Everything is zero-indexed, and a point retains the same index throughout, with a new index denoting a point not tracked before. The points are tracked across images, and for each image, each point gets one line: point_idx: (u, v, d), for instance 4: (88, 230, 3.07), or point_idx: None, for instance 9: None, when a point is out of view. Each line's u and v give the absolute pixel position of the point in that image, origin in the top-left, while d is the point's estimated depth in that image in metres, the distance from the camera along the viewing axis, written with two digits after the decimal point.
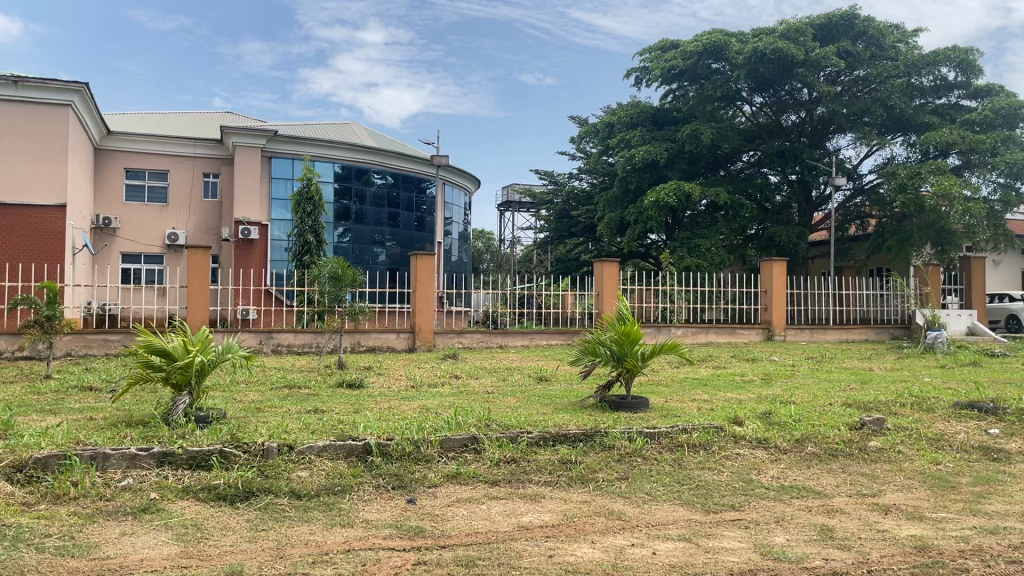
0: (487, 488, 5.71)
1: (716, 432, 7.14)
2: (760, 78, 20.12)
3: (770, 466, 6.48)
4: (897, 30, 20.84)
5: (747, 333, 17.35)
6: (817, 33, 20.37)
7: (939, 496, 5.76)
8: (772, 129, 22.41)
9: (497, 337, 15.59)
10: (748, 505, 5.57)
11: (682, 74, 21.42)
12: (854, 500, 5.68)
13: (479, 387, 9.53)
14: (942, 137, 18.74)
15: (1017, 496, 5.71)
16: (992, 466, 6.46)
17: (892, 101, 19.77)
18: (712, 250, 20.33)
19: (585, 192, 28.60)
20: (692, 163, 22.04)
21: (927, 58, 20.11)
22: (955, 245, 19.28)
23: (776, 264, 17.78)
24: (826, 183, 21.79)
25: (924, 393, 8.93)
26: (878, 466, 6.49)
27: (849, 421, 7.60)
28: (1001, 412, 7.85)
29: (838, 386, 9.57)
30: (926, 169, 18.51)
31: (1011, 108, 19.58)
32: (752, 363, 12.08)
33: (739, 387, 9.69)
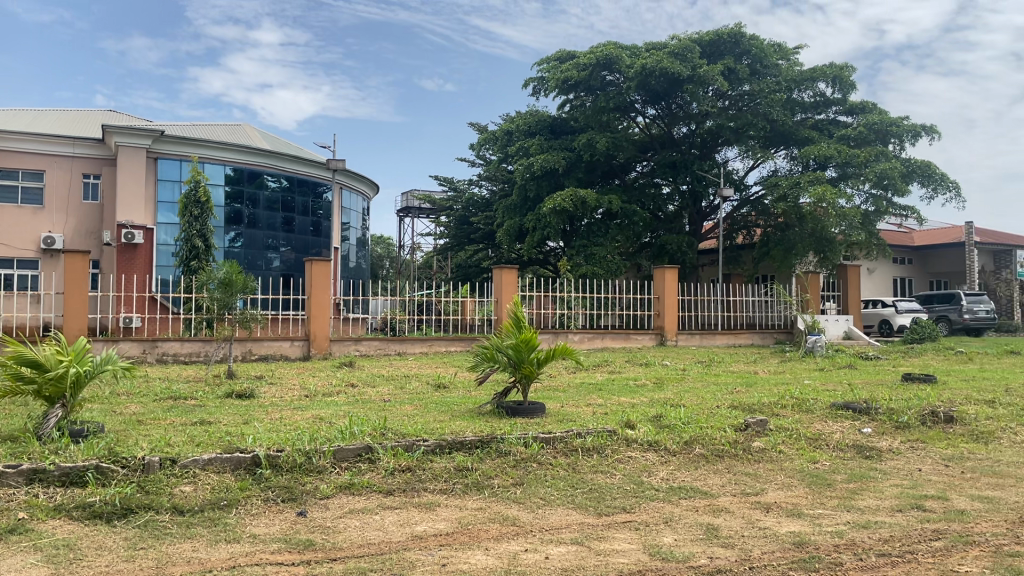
0: (381, 498, 5.63)
1: (609, 436, 7.28)
2: (651, 90, 20.76)
3: (660, 468, 6.65)
4: (779, 48, 21.83)
5: (641, 338, 17.79)
6: (704, 49, 21.03)
7: (817, 493, 6.05)
8: (664, 141, 23.12)
9: (395, 344, 15.43)
10: (639, 506, 5.71)
11: (577, 85, 21.74)
12: (738, 499, 5.90)
13: (375, 395, 9.42)
14: (820, 151, 19.77)
15: (887, 491, 6.06)
16: (865, 463, 6.84)
17: (775, 116, 20.66)
18: (608, 257, 20.76)
19: (485, 199, 28.71)
20: (588, 171, 22.46)
21: (806, 74, 21.28)
22: (836, 253, 20.14)
23: (669, 271, 18.34)
24: (715, 194, 22.62)
25: (804, 394, 9.39)
26: (760, 466, 6.76)
27: (735, 422, 7.89)
28: (873, 412, 8.32)
29: (726, 389, 9.93)
30: (806, 180, 19.39)
31: (882, 125, 20.85)
32: (645, 368, 12.40)
33: (633, 392, 9.92)
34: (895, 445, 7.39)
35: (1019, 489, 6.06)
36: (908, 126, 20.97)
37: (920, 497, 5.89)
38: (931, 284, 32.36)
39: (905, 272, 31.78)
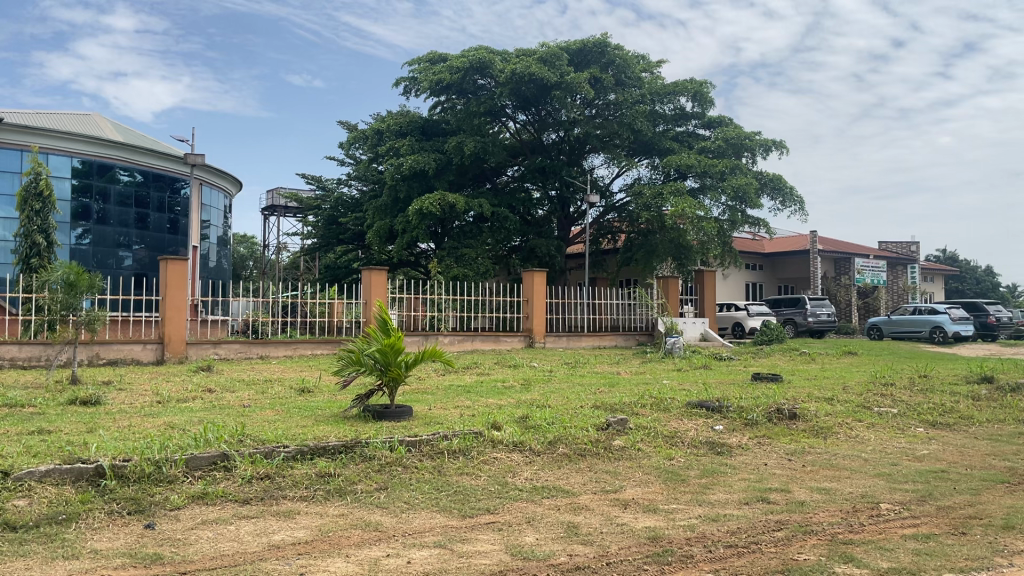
0: (237, 507, 5.43)
1: (475, 438, 7.31)
2: (521, 95, 21.04)
3: (524, 469, 6.74)
4: (642, 60, 22.66)
5: (510, 340, 18.00)
6: (573, 57, 21.54)
7: (672, 489, 6.30)
8: (534, 146, 23.49)
9: (257, 347, 14.93)
10: (502, 507, 5.77)
11: (448, 87, 21.74)
12: (598, 496, 6.08)
13: (235, 400, 9.08)
14: (681, 162, 20.63)
15: (735, 485, 6.40)
16: (716, 459, 7.19)
17: (638, 126, 21.42)
18: (478, 260, 20.85)
19: (354, 199, 28.26)
20: (459, 174, 22.53)
21: (668, 88, 22.15)
22: (692, 259, 21.15)
23: (537, 274, 18.66)
24: (582, 200, 23.19)
25: (662, 393, 9.78)
26: (620, 463, 6.98)
27: (597, 422, 8.10)
28: (725, 410, 8.75)
29: (590, 390, 10.21)
30: (668, 190, 20.17)
31: (737, 139, 22.02)
32: (513, 369, 12.55)
33: (500, 393, 10.02)
34: (743, 441, 7.81)
35: (852, 480, 6.54)
36: (760, 141, 22.26)
37: (766, 490, 6.25)
38: (780, 288, 34.47)
39: (756, 277, 33.71)
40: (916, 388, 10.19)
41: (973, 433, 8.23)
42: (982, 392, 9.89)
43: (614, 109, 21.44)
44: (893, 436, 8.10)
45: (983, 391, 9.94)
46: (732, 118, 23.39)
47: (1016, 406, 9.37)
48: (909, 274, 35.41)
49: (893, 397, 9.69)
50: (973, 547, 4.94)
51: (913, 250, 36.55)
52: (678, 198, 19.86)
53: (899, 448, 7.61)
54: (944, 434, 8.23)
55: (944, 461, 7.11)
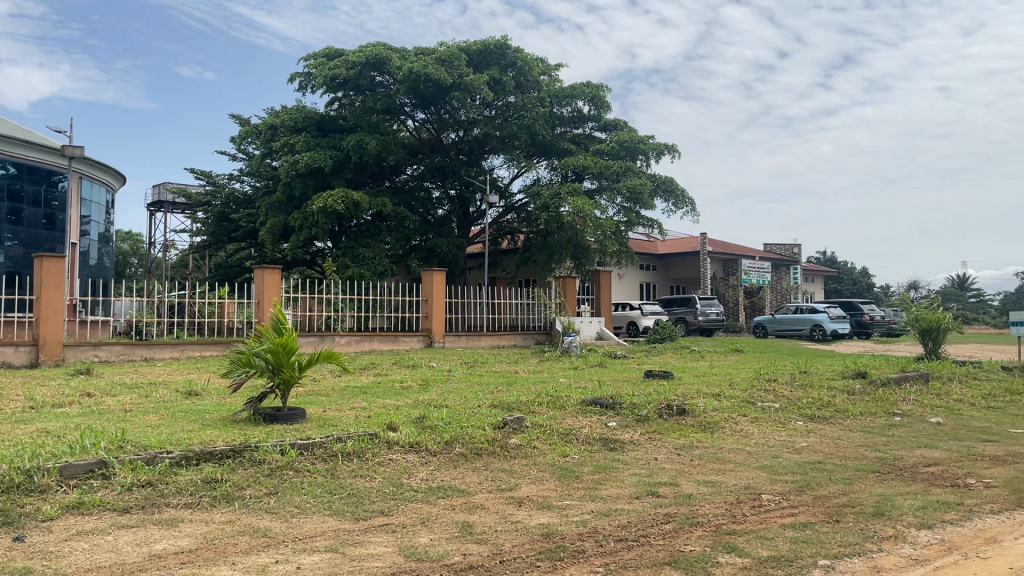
0: (115, 517, 5.18)
1: (370, 439, 7.22)
2: (420, 94, 20.92)
3: (420, 470, 6.70)
4: (541, 63, 22.94)
5: (408, 340, 17.85)
6: (472, 58, 21.58)
7: (566, 485, 6.40)
8: (433, 145, 23.40)
9: (141, 349, 14.30)
10: (396, 508, 5.72)
11: (345, 84, 21.39)
12: (492, 495, 6.10)
13: (114, 405, 8.66)
14: (579, 163, 20.97)
15: (626, 480, 6.56)
16: (609, 455, 7.35)
17: (536, 127, 21.64)
18: (376, 260, 20.57)
19: (246, 196, 27.47)
20: (357, 172, 22.21)
21: (566, 90, 22.48)
22: (590, 259, 21.55)
23: (437, 274, 18.58)
24: (482, 200, 23.25)
25: (558, 391, 9.92)
26: (516, 462, 7.04)
27: (494, 421, 8.11)
28: (618, 407, 8.94)
29: (488, 389, 10.25)
30: (565, 191, 20.45)
31: (632, 142, 22.55)
32: (411, 369, 12.47)
33: (397, 394, 9.91)
34: (635, 437, 8.00)
35: (736, 472, 6.81)
36: (654, 145, 22.89)
37: (656, 485, 6.42)
38: (672, 288, 35.52)
39: (649, 277, 34.63)
40: (796, 384, 10.68)
41: (847, 425, 8.70)
42: (856, 387, 10.47)
43: (513, 111, 21.59)
44: (774, 430, 8.48)
45: (857, 386, 10.52)
46: (628, 122, 23.95)
47: (885, 399, 9.97)
48: (791, 275, 37.15)
49: (775, 393, 10.15)
50: (847, 535, 5.21)
51: (796, 253, 38.35)
52: (576, 199, 20.16)
53: (780, 441, 7.97)
54: (822, 426, 8.68)
55: (821, 452, 7.50)
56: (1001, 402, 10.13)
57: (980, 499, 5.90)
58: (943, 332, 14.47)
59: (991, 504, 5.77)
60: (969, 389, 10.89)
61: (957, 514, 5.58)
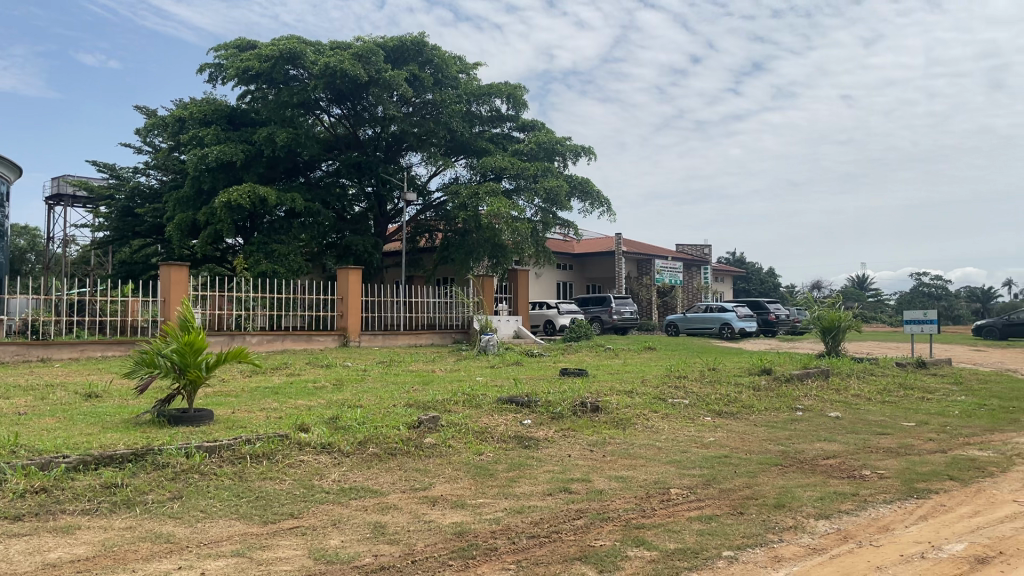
0: (6, 525, 4.93)
1: (281, 441, 7.07)
2: (336, 89, 20.62)
3: (332, 470, 6.61)
4: (459, 61, 22.93)
5: (323, 340, 17.56)
6: (389, 54, 21.38)
7: (480, 483, 6.42)
8: (349, 141, 23.08)
9: (38, 349, 13.64)
10: (307, 511, 5.62)
11: (258, 77, 20.88)
12: (406, 495, 6.07)
13: (7, 408, 8.23)
14: (497, 163, 21.03)
15: (539, 477, 6.62)
16: (523, 453, 7.40)
17: (455, 125, 21.59)
18: (290, 257, 20.15)
19: (153, 190, 26.52)
20: (269, 167, 21.72)
21: (484, 90, 22.52)
22: (508, 259, 21.64)
23: (353, 272, 18.35)
24: (399, 198, 23.06)
25: (474, 390, 9.94)
26: (430, 461, 7.00)
27: (408, 420, 8.05)
28: (533, 404, 9.01)
29: (403, 388, 10.18)
30: (484, 190, 20.48)
31: (549, 143, 22.77)
32: (325, 369, 12.29)
33: (310, 394, 9.75)
34: (549, 434, 8.08)
35: (646, 467, 6.96)
36: (570, 146, 23.17)
37: (568, 481, 6.51)
38: (588, 287, 36.02)
39: (566, 277, 35.02)
40: (705, 381, 10.99)
41: (753, 420, 9.01)
42: (761, 383, 10.84)
43: (431, 108, 21.51)
44: (684, 426, 8.71)
45: (762, 382, 10.91)
46: (545, 122, 24.17)
47: (788, 395, 10.37)
48: (702, 275, 38.20)
49: (685, 389, 10.42)
50: (749, 526, 5.40)
51: (706, 253, 39.45)
52: (494, 199, 20.22)
53: (689, 437, 8.19)
54: (728, 422, 8.96)
55: (727, 447, 7.74)
56: (894, 396, 10.66)
57: (874, 489, 6.19)
58: (842, 330, 15.12)
59: (884, 494, 6.06)
60: (865, 384, 11.43)
61: (852, 504, 5.84)
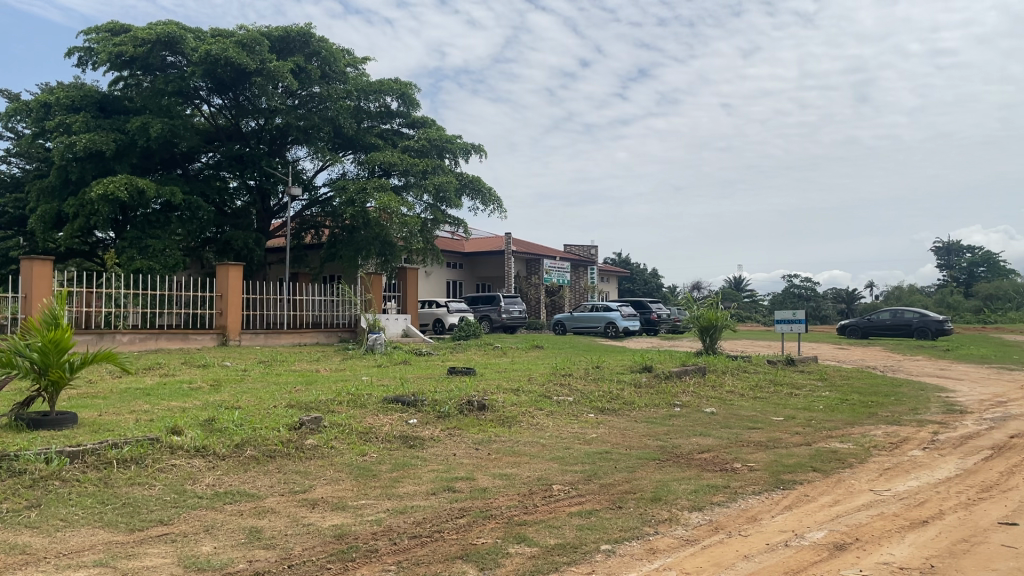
0: None
1: (152, 444, 6.75)
2: (217, 78, 19.87)
3: (206, 475, 6.35)
4: (347, 55, 22.58)
5: (201, 338, 16.91)
6: (274, 44, 20.81)
7: (363, 484, 6.31)
8: (230, 133, 22.30)
9: None
10: (178, 517, 5.38)
11: (132, 62, 19.88)
12: (285, 498, 5.90)
13: None
14: (386, 159, 20.80)
15: (424, 477, 6.58)
16: (408, 453, 7.33)
17: (343, 120, 21.23)
18: (166, 252, 19.27)
19: (14, 178, 24.82)
20: (144, 157, 20.74)
21: (374, 85, 22.20)
22: (397, 257, 21.36)
23: (234, 268, 17.74)
24: (283, 193, 22.46)
25: (359, 390, 9.79)
26: (311, 463, 6.84)
27: (289, 422, 7.83)
28: (419, 404, 8.94)
29: (285, 388, 9.92)
30: (372, 186, 20.19)
31: (440, 141, 22.70)
32: (202, 369, 11.82)
33: (185, 395, 9.37)
34: (435, 433, 8.05)
35: (530, 465, 7.04)
36: (461, 145, 23.18)
37: (452, 480, 6.49)
38: (477, 287, 36.15)
39: (456, 275, 34.99)
40: (589, 379, 11.21)
41: (634, 416, 9.25)
42: (642, 380, 11.15)
43: (318, 102, 21.07)
44: (568, 422, 8.87)
45: (643, 379, 11.24)
46: (435, 120, 24.08)
47: (668, 392, 10.70)
48: (589, 274, 38.98)
49: (570, 387, 10.60)
50: (627, 520, 5.53)
51: (594, 254, 40.30)
52: (382, 195, 19.94)
53: (572, 433, 8.34)
54: (610, 418, 9.17)
55: (608, 443, 7.93)
56: (765, 392, 11.19)
57: (743, 481, 6.47)
58: (719, 329, 15.76)
59: (753, 486, 6.34)
60: (739, 381, 11.95)
61: (724, 496, 6.08)
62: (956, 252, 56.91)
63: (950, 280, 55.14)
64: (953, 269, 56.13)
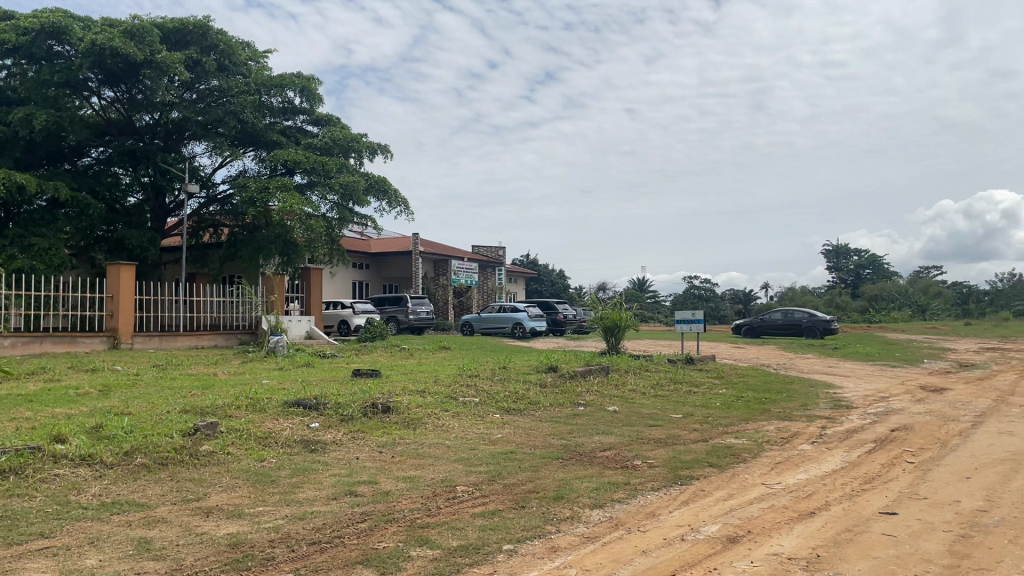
0: None
1: (32, 454, 6.39)
2: (107, 70, 19.02)
3: (92, 484, 6.05)
4: (248, 48, 22.00)
5: (89, 342, 16.15)
6: (169, 35, 20.08)
7: (260, 491, 6.14)
8: (123, 127, 21.39)
9: None
10: (60, 529, 5.10)
11: (15, 50, 18.83)
12: (177, 507, 5.68)
13: None
14: (289, 157, 20.33)
15: (325, 482, 6.44)
16: (308, 457, 7.18)
17: (243, 116, 20.69)
18: (52, 251, 18.31)
19: None
20: (28, 150, 19.69)
21: (275, 80, 21.70)
22: (300, 257, 20.89)
23: (126, 268, 16.99)
24: (180, 190, 21.69)
25: (259, 393, 9.52)
26: (205, 470, 6.60)
27: (183, 427, 7.52)
28: (322, 407, 8.78)
29: (180, 393, 9.56)
30: (274, 185, 19.72)
31: (344, 140, 22.38)
32: (91, 374, 11.25)
33: (71, 401, 8.91)
34: (337, 437, 7.90)
35: (434, 466, 7.00)
36: (366, 144, 22.89)
37: (354, 484, 6.39)
38: (384, 287, 35.75)
39: (361, 276, 34.51)
40: (495, 379, 11.25)
41: (538, 416, 9.32)
42: (548, 380, 11.25)
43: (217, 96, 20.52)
44: (473, 423, 8.86)
45: (549, 379, 11.34)
46: (340, 118, 23.71)
47: (572, 391, 10.83)
48: (496, 276, 39.09)
49: (476, 387, 10.60)
50: (529, 518, 5.57)
51: (502, 255, 40.46)
52: (285, 195, 19.52)
53: (478, 434, 8.34)
54: (516, 418, 9.22)
55: (513, 443, 7.96)
56: (666, 391, 11.47)
57: (643, 478, 6.61)
58: (622, 329, 16.05)
59: (652, 482, 6.49)
60: (640, 379, 12.20)
61: (624, 493, 6.19)
62: (845, 255, 59.68)
63: (839, 281, 57.81)
64: (841, 271, 58.85)
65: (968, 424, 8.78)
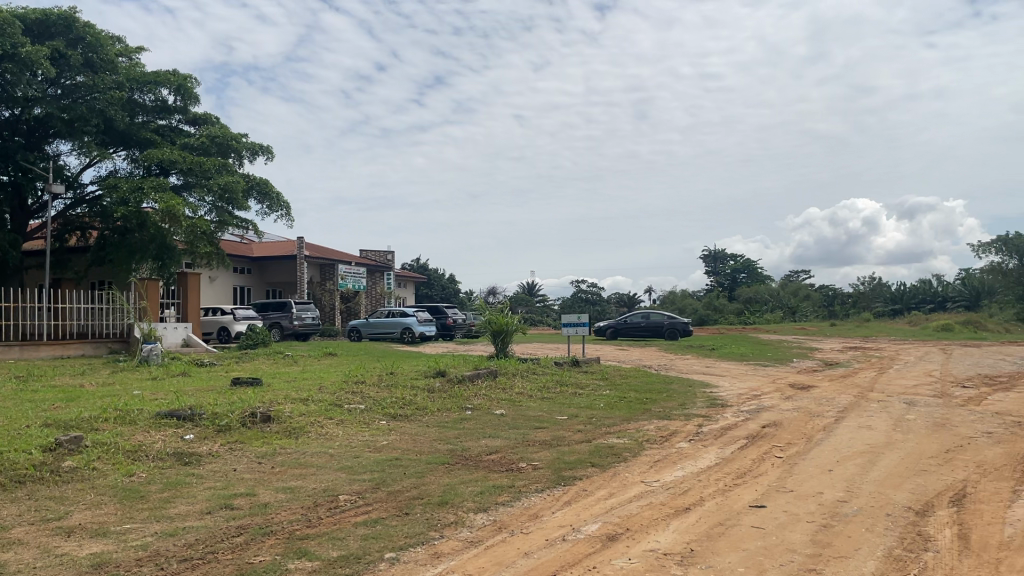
0: None
1: None
2: None
3: None
4: (119, 43, 20.98)
5: None
6: (31, 26, 18.92)
7: (127, 507, 5.83)
8: None
9: None
10: None
11: None
12: (35, 528, 5.32)
13: None
14: (164, 157, 19.53)
15: (199, 495, 6.21)
16: (182, 471, 6.87)
17: (113, 113, 19.74)
18: None
19: None
20: None
21: (147, 76, 20.79)
22: (177, 261, 20.08)
23: None
24: (43, 190, 20.46)
25: (129, 405, 9.06)
26: (68, 487, 6.23)
27: (43, 443, 7.09)
28: (197, 418, 8.46)
29: (42, 406, 8.98)
30: (149, 185, 18.96)
31: (223, 140, 21.71)
32: None
33: None
34: (213, 448, 7.61)
35: (316, 476, 6.85)
36: (247, 144, 22.24)
37: (231, 497, 6.16)
38: (268, 292, 34.73)
39: (243, 280, 33.40)
40: (382, 385, 11.11)
41: (424, 421, 9.26)
42: (435, 385, 11.20)
43: (84, 92, 19.49)
44: (358, 430, 8.72)
45: (436, 384, 11.27)
46: (219, 118, 22.94)
47: (459, 395, 10.84)
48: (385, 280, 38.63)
49: (361, 394, 10.43)
50: (412, 526, 5.51)
51: (391, 259, 40.03)
52: (162, 195, 18.81)
53: (362, 441, 8.23)
54: (402, 424, 9.12)
55: (399, 449, 7.87)
56: (551, 393, 11.62)
57: (527, 480, 6.67)
58: (508, 333, 16.17)
59: (536, 484, 6.55)
60: (527, 382, 12.32)
61: (508, 496, 6.24)
62: (721, 260, 62.15)
63: (716, 285, 60.14)
64: (719, 275, 61.13)
65: (832, 420, 9.30)
